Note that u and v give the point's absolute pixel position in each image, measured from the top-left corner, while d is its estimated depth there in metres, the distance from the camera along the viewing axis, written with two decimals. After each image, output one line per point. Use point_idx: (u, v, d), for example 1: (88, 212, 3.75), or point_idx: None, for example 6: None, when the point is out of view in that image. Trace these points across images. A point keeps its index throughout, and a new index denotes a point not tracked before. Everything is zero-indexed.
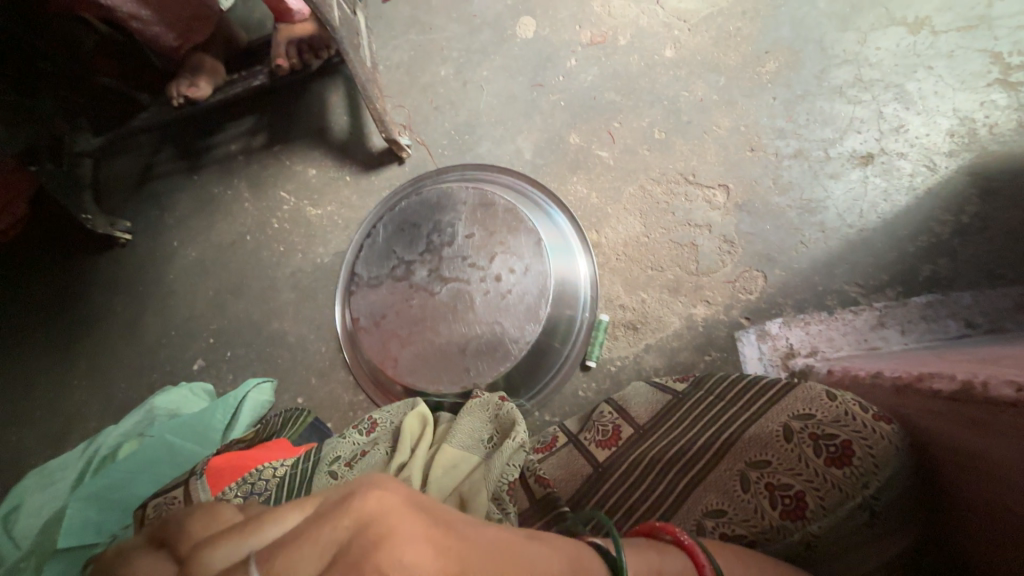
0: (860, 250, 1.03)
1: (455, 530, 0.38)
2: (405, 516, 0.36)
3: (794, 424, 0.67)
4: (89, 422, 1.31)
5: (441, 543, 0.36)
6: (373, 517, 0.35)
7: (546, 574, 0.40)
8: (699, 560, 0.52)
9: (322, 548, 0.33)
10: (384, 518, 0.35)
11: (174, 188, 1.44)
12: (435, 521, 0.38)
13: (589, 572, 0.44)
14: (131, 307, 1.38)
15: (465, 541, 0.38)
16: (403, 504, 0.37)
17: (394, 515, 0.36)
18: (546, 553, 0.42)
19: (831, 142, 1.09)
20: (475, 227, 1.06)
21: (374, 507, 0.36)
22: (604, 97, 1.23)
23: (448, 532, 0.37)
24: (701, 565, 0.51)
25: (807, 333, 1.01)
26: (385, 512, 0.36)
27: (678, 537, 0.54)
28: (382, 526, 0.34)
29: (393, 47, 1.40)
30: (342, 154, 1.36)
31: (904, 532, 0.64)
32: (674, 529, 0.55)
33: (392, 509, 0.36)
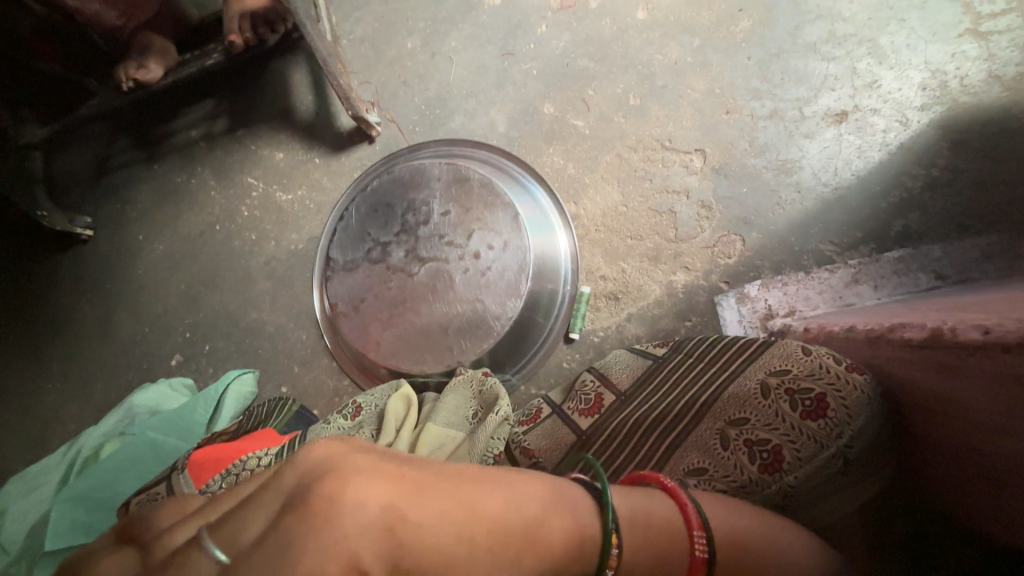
0: (835, 209, 1.03)
1: (415, 463, 0.40)
2: (352, 456, 0.38)
3: (770, 381, 0.68)
4: (67, 425, 1.28)
5: (393, 473, 0.38)
6: (319, 463, 0.38)
7: (524, 502, 0.42)
8: (682, 501, 0.54)
9: (275, 499, 0.36)
10: (332, 461, 0.38)
11: (134, 180, 1.38)
12: (390, 458, 0.40)
13: (573, 502, 0.46)
14: (101, 305, 1.34)
15: (423, 471, 0.39)
16: (352, 447, 0.40)
17: (341, 456, 0.38)
18: (527, 484, 0.44)
19: (805, 102, 1.08)
20: (451, 204, 1.04)
21: (319, 456, 0.38)
22: (578, 63, 1.20)
23: (405, 465, 0.39)
24: (685, 506, 0.53)
25: (785, 294, 1.02)
26: (331, 455, 0.38)
27: (663, 482, 0.56)
28: (329, 466, 0.37)
29: (355, 18, 1.34)
30: (309, 134, 1.31)
31: (876, 479, 0.66)
32: (657, 476, 0.56)
33: (338, 452, 0.39)
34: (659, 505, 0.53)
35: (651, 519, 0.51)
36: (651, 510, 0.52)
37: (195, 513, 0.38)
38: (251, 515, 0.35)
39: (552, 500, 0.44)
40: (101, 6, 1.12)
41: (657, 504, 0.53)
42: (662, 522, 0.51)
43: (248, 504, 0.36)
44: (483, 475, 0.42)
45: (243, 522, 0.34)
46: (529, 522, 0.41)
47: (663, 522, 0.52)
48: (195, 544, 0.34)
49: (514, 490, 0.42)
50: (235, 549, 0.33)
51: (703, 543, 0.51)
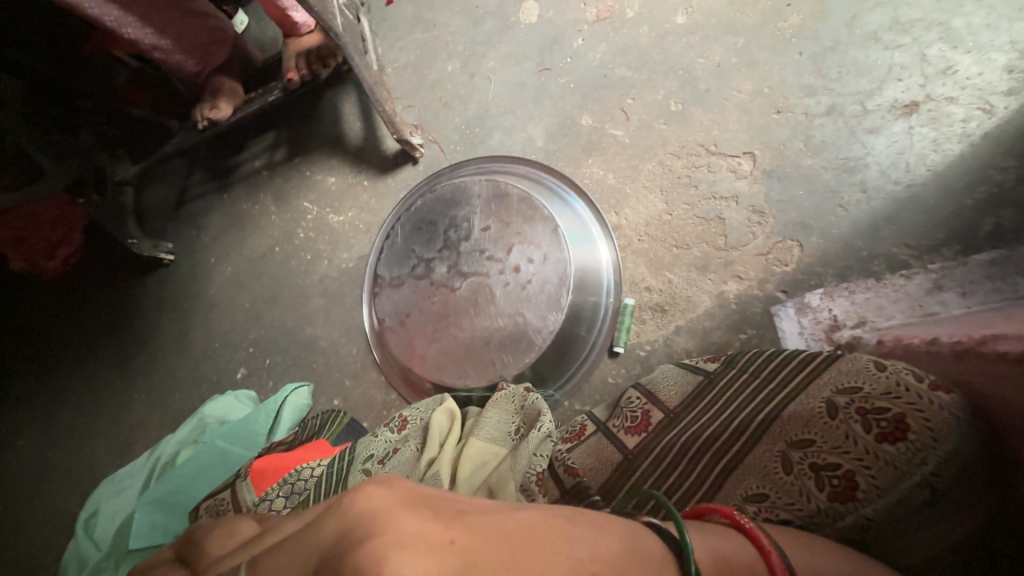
0: (909, 209, 0.94)
1: (469, 527, 0.36)
2: (397, 514, 0.35)
3: (837, 399, 0.62)
4: (150, 432, 1.41)
5: (440, 541, 0.34)
6: (362, 519, 0.35)
7: (591, 562, 0.38)
8: (763, 545, 0.49)
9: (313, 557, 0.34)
10: (376, 519, 0.35)
11: (207, 208, 1.52)
12: (439, 518, 0.36)
13: (644, 549, 0.43)
14: (179, 322, 1.47)
15: (475, 537, 0.35)
16: (399, 502, 0.37)
17: (385, 516, 0.35)
18: (594, 537, 0.41)
19: (867, 94, 1.00)
20: (491, 219, 1.05)
21: (363, 508, 0.36)
22: (616, 73, 1.19)
23: (453, 526, 0.36)
24: (767, 552, 0.48)
25: (853, 303, 0.93)
26: (375, 511, 0.35)
27: (741, 522, 0.51)
28: (369, 527, 0.34)
29: (399, 48, 1.41)
30: (359, 159, 1.39)
31: (962, 524, 0.58)
32: (735, 513, 0.52)
33: (386, 507, 0.36)
34: (737, 550, 0.49)
35: (732, 567, 0.47)
36: (729, 556, 0.48)
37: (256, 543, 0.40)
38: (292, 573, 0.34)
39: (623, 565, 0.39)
40: (182, 56, 1.23)
41: (733, 548, 0.49)
42: (743, 573, 0.47)
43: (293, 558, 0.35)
44: (536, 539, 0.38)
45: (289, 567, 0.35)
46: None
47: (744, 571, 0.47)
48: None
49: (579, 550, 0.39)
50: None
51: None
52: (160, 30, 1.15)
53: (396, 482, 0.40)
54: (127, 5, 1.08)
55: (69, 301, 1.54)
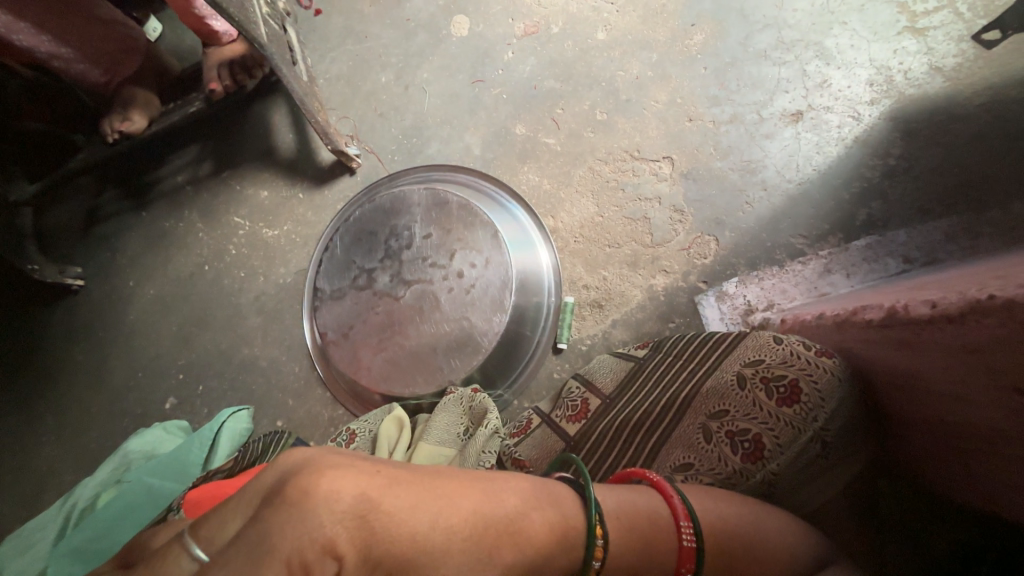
0: (802, 203, 1.07)
1: (395, 464, 0.42)
2: (328, 455, 0.41)
3: (745, 371, 0.70)
4: (63, 477, 1.27)
5: (369, 469, 0.40)
6: (296, 462, 0.40)
7: (506, 499, 0.44)
8: (668, 493, 0.56)
9: (250, 501, 0.38)
10: (309, 459, 0.40)
11: (123, 228, 1.40)
12: (367, 457, 0.42)
13: (556, 496, 0.49)
14: (94, 353, 1.34)
15: (399, 469, 0.42)
16: (331, 449, 0.42)
17: (318, 456, 0.40)
18: (510, 483, 0.47)
19: (762, 105, 1.14)
20: (432, 226, 1.07)
21: (297, 455, 0.41)
22: (544, 85, 1.26)
23: (380, 461, 0.42)
24: (671, 498, 0.55)
25: (762, 288, 1.05)
26: (310, 454, 0.41)
27: (650, 478, 0.58)
28: (304, 465, 0.39)
29: (331, 59, 1.39)
30: (292, 171, 1.35)
31: (848, 462, 0.68)
32: (645, 471, 0.59)
33: (319, 451, 0.41)
34: (646, 500, 0.55)
35: (641, 514, 0.53)
36: (638, 505, 0.54)
37: None
38: (227, 518, 0.37)
39: (534, 497, 0.47)
40: (87, 66, 1.16)
41: (643, 499, 0.55)
42: (649, 518, 0.53)
43: (226, 507, 0.39)
44: (457, 476, 0.44)
45: (221, 522, 0.37)
46: (503, 516, 0.43)
47: (650, 516, 0.54)
48: (177, 547, 0.37)
49: (494, 488, 0.45)
50: (212, 549, 0.36)
51: (690, 533, 0.53)
52: (58, 39, 1.08)
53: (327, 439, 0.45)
54: (17, 10, 1.00)
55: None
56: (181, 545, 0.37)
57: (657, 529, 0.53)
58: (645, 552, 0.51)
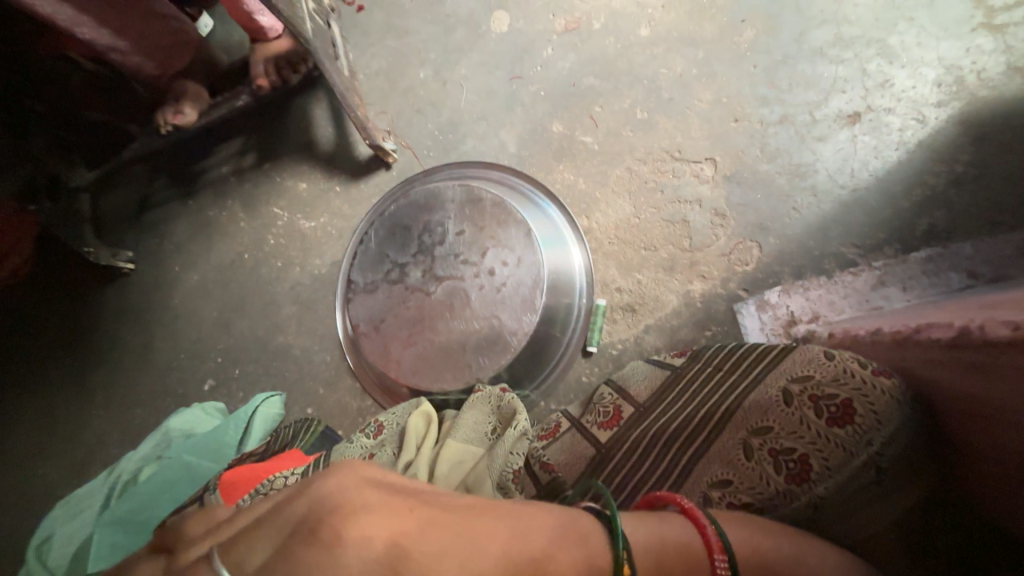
0: (855, 210, 1.01)
1: (426, 501, 0.39)
2: (362, 490, 0.37)
3: (792, 387, 0.66)
4: (110, 449, 1.34)
5: (402, 508, 0.37)
6: (329, 493, 0.36)
7: (535, 535, 0.42)
8: (701, 522, 0.54)
9: (278, 528, 0.35)
10: (342, 493, 0.36)
11: (171, 215, 1.47)
12: (400, 493, 0.39)
13: (586, 533, 0.46)
14: (141, 333, 1.41)
15: (431, 507, 0.38)
16: (363, 480, 0.39)
17: (350, 490, 0.37)
18: (537, 515, 0.45)
19: (815, 105, 1.08)
20: (465, 223, 1.07)
21: (329, 485, 0.37)
22: (584, 82, 1.23)
23: (414, 499, 0.38)
24: (705, 528, 0.53)
25: (808, 299, 1.00)
26: (342, 486, 0.37)
27: (680, 504, 0.57)
28: (336, 500, 0.36)
29: (371, 54, 1.41)
30: (330, 165, 1.38)
31: (898, 499, 0.64)
32: (675, 497, 0.57)
33: (351, 484, 0.38)
34: (679, 529, 0.53)
35: (674, 546, 0.51)
36: (671, 536, 0.52)
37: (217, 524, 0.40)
38: (255, 541, 0.35)
39: (565, 542, 0.43)
40: (142, 58, 1.21)
41: (675, 528, 0.53)
42: (682, 549, 0.52)
43: (253, 530, 0.36)
44: (486, 515, 0.41)
45: (248, 544, 0.35)
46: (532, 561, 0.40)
47: (683, 547, 0.52)
48: (202, 562, 0.34)
49: (524, 523, 0.42)
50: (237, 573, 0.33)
51: (725, 568, 0.51)
52: (117, 32, 1.12)
53: (356, 462, 0.42)
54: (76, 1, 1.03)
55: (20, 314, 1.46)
56: (206, 561, 0.34)
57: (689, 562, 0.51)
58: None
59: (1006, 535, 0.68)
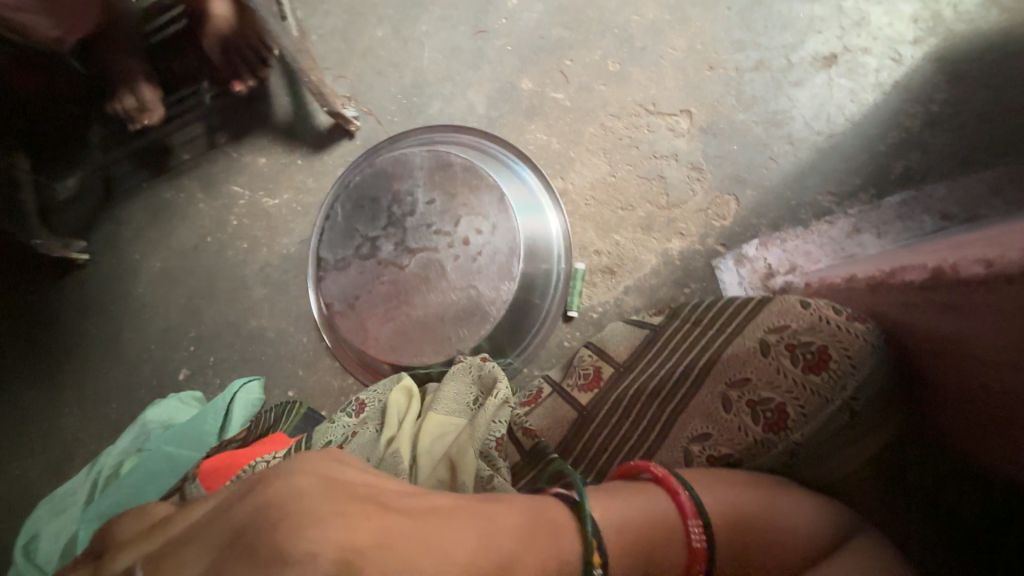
0: (831, 157, 0.99)
1: (385, 507, 0.39)
2: (317, 496, 0.37)
3: (769, 337, 0.66)
4: (88, 445, 1.31)
5: (358, 515, 0.36)
6: (282, 500, 0.36)
7: (499, 532, 0.43)
8: (675, 488, 0.55)
9: (220, 536, 0.35)
10: (297, 500, 0.36)
11: (123, 200, 1.37)
12: (355, 498, 0.38)
13: (553, 525, 0.47)
14: (105, 326, 1.35)
15: (390, 512, 0.38)
16: (320, 483, 0.39)
17: (304, 495, 0.37)
18: (503, 511, 0.46)
19: (791, 48, 1.04)
20: (436, 191, 1.02)
21: (284, 489, 0.37)
22: (552, 34, 1.16)
23: (371, 504, 0.38)
24: (678, 496, 0.54)
25: (785, 251, 0.99)
26: (296, 490, 0.37)
27: (654, 472, 0.57)
28: (288, 506, 0.36)
29: (323, 12, 1.30)
30: (290, 137, 1.30)
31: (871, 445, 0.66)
32: (648, 465, 0.58)
33: (306, 490, 0.37)
34: (652, 500, 0.54)
35: (648, 519, 0.52)
36: (644, 509, 0.53)
37: (156, 527, 0.40)
38: (196, 553, 0.35)
39: (529, 535, 0.44)
40: (31, 16, 0.99)
41: (650, 500, 0.54)
42: (656, 519, 0.53)
43: (199, 538, 0.36)
44: (441, 517, 0.41)
45: (191, 554, 0.35)
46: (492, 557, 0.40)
47: (657, 519, 0.53)
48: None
49: (485, 525, 0.43)
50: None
51: (699, 531, 0.53)
52: None
53: (309, 462, 0.42)
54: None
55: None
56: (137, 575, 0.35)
57: (665, 525, 0.52)
58: (655, 551, 0.51)
59: (965, 474, 0.72)
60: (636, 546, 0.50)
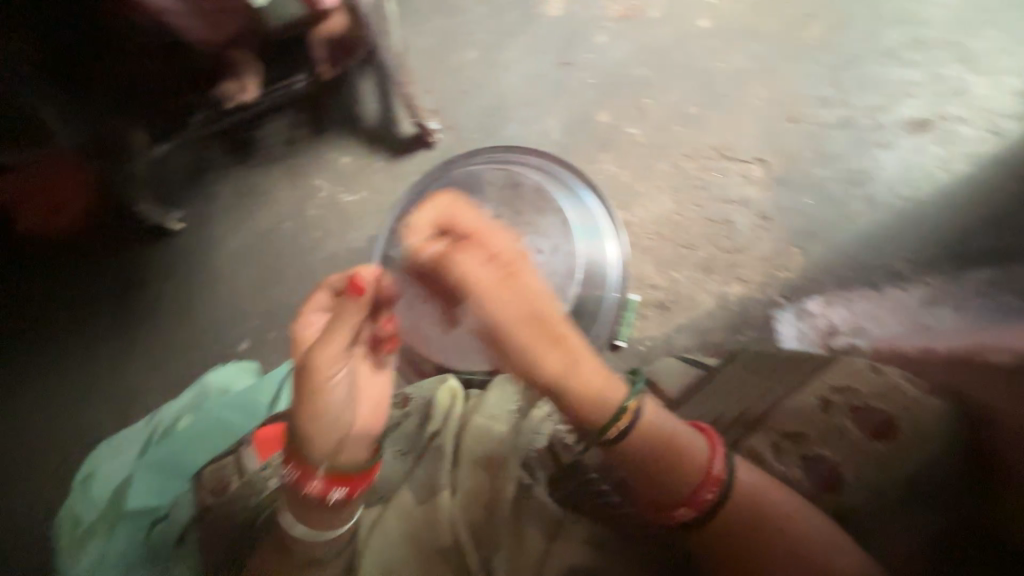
0: (913, 223, 1.00)
1: (547, 302, 0.73)
2: (528, 267, 0.76)
3: (833, 397, 0.68)
4: (151, 397, 1.42)
5: (535, 284, 0.74)
6: (510, 252, 0.75)
7: (588, 367, 0.71)
8: (713, 441, 0.68)
9: (490, 225, 0.78)
10: (517, 259, 0.76)
11: (216, 180, 1.50)
12: (541, 289, 0.74)
13: (611, 392, 0.70)
14: (181, 290, 1.46)
15: (553, 302, 0.74)
16: (523, 267, 0.75)
17: (523, 263, 0.76)
18: (596, 368, 0.72)
19: (882, 110, 1.06)
20: (504, 208, 1.08)
21: (512, 254, 0.75)
22: (635, 72, 1.21)
23: (549, 295, 0.75)
24: (716, 445, 0.67)
25: (850, 311, 0.98)
26: (517, 258, 0.75)
27: (701, 426, 0.71)
28: (518, 254, 0.77)
29: (419, 31, 1.35)
30: (375, 141, 1.41)
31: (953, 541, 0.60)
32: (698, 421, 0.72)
33: (516, 260, 0.75)
34: (691, 433, 0.69)
35: (681, 441, 0.68)
36: (682, 434, 0.69)
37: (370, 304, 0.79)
38: (476, 213, 0.79)
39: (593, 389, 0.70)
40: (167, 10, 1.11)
41: (688, 433, 0.69)
42: (686, 444, 0.68)
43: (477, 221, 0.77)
44: (553, 344, 0.70)
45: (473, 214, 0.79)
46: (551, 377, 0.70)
47: (688, 444, 0.68)
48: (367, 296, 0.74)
49: (590, 364, 0.72)
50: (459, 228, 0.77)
51: (720, 468, 0.66)
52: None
53: (509, 260, 0.74)
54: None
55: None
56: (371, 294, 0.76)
57: (677, 470, 0.67)
58: (653, 477, 0.68)
59: None
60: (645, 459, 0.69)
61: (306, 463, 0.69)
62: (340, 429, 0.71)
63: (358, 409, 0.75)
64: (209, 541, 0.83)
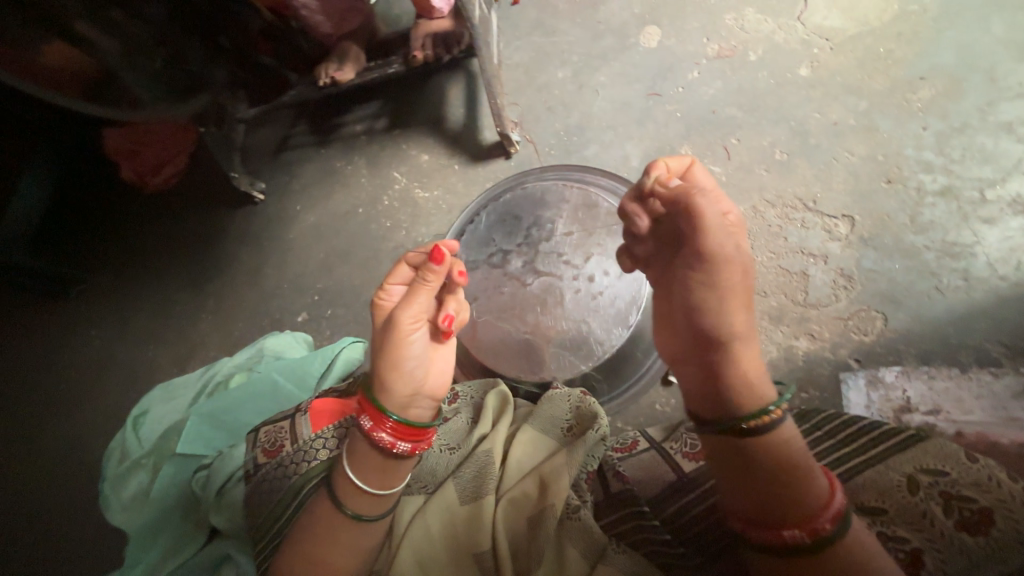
0: (1012, 306, 0.95)
1: (731, 285, 0.65)
2: (739, 245, 0.66)
3: (920, 477, 0.65)
4: (211, 351, 1.51)
5: (733, 266, 0.65)
6: (724, 220, 0.66)
7: (742, 369, 0.65)
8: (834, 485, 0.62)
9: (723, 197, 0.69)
10: (735, 233, 0.66)
11: (304, 159, 1.59)
12: (737, 276, 0.65)
13: (756, 393, 0.64)
14: (254, 257, 1.55)
15: (742, 290, 0.65)
16: (737, 241, 0.66)
17: (732, 241, 0.65)
18: (756, 376, 0.65)
19: (990, 183, 1.02)
20: (575, 226, 1.11)
21: (733, 226, 0.67)
22: (725, 111, 1.20)
23: (743, 281, 0.65)
24: (835, 489, 0.61)
25: (930, 389, 0.93)
26: (733, 228, 0.67)
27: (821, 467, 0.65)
28: (733, 229, 0.66)
29: (515, 46, 1.41)
30: (455, 144, 1.46)
31: None
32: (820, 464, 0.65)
33: (730, 234, 0.65)
34: (813, 469, 0.62)
35: (799, 470, 0.61)
36: (806, 467, 0.62)
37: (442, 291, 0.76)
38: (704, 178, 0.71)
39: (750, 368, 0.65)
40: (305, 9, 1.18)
41: (811, 469, 0.62)
42: (806, 476, 0.61)
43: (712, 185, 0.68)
44: (744, 307, 0.65)
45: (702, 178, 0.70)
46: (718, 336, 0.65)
47: (807, 476, 0.61)
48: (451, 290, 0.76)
49: (745, 360, 0.65)
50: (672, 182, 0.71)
51: (834, 513, 0.59)
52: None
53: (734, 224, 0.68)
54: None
55: (154, 215, 1.62)
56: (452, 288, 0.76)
57: (799, 488, 0.60)
58: (764, 489, 0.61)
59: None
60: (765, 468, 0.62)
61: (378, 407, 0.71)
62: (411, 388, 0.72)
63: (430, 375, 0.74)
64: (257, 499, 0.87)
